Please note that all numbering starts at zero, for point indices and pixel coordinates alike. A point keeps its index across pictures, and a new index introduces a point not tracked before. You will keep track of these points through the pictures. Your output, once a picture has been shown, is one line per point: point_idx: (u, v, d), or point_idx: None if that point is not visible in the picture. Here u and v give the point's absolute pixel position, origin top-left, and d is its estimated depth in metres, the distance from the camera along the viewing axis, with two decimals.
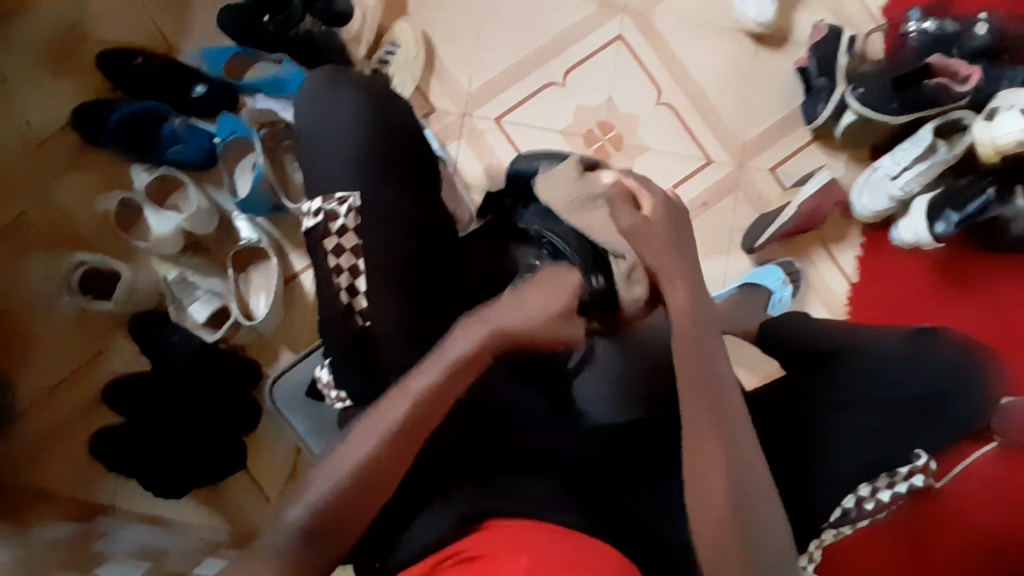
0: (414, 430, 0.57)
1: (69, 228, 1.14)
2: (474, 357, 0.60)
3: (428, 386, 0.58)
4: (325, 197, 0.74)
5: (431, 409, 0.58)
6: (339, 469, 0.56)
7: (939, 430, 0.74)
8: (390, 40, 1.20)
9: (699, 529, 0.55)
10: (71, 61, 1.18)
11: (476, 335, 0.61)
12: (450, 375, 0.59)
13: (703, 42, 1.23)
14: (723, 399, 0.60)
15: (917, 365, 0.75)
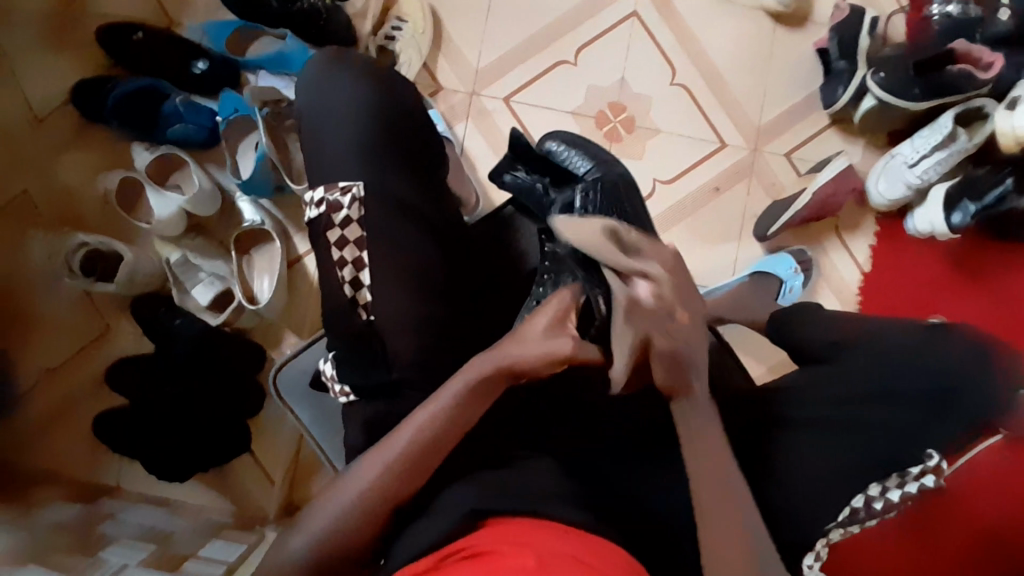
0: (420, 463, 0.59)
1: (70, 208, 1.12)
2: (481, 391, 0.60)
3: (424, 422, 0.60)
4: (328, 187, 0.73)
5: (431, 443, 0.60)
6: (351, 490, 0.59)
7: (946, 425, 0.71)
8: (397, 15, 1.16)
9: None
10: (69, 34, 1.15)
11: (479, 370, 0.60)
12: (455, 408, 0.60)
13: (720, 20, 1.18)
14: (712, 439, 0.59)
15: (922, 363, 0.73)
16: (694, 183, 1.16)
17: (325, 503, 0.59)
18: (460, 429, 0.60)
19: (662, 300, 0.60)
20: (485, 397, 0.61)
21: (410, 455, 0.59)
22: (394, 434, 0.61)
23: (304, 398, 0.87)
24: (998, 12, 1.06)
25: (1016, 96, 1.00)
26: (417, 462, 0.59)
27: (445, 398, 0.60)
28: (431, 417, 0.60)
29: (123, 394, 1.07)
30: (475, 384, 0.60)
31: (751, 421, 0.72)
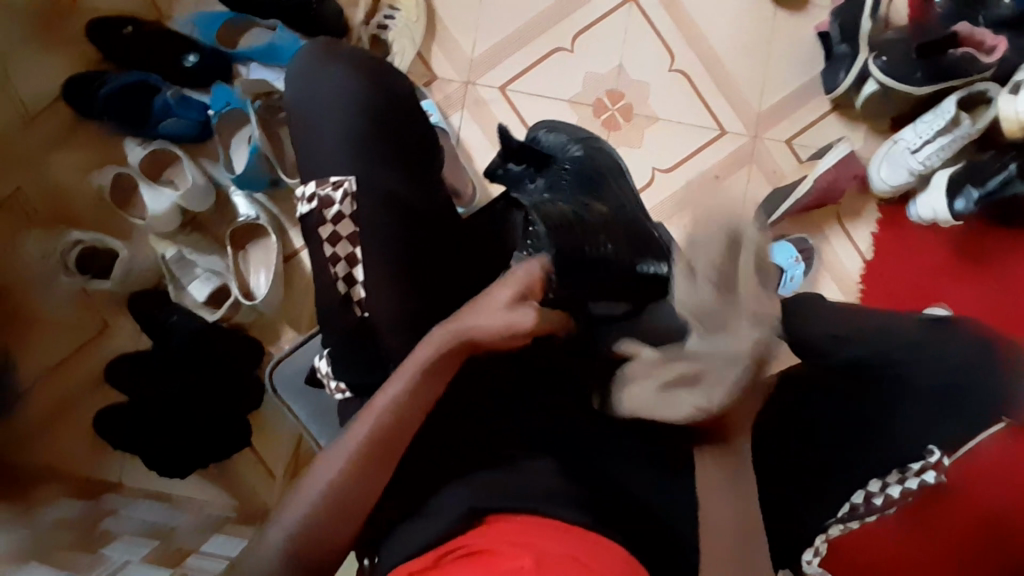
0: (389, 446, 0.59)
1: (65, 204, 1.12)
2: (437, 363, 0.61)
3: (391, 401, 0.60)
4: (319, 182, 0.72)
5: (402, 424, 0.60)
6: (325, 475, 0.58)
7: (953, 423, 0.71)
8: (390, 3, 1.14)
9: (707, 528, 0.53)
10: (59, 27, 1.13)
11: (439, 340, 0.61)
12: (416, 385, 0.60)
13: (720, 4, 1.16)
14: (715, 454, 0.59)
15: (932, 357, 0.73)
16: (694, 172, 1.14)
17: (299, 492, 0.59)
18: (421, 409, 0.60)
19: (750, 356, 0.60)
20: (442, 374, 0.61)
21: (377, 436, 0.59)
22: (360, 415, 0.61)
23: (302, 396, 0.87)
24: None
25: (1021, 80, 0.99)
26: (385, 444, 0.59)
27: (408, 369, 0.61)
28: (391, 396, 0.60)
29: (122, 391, 1.07)
30: (433, 358, 0.61)
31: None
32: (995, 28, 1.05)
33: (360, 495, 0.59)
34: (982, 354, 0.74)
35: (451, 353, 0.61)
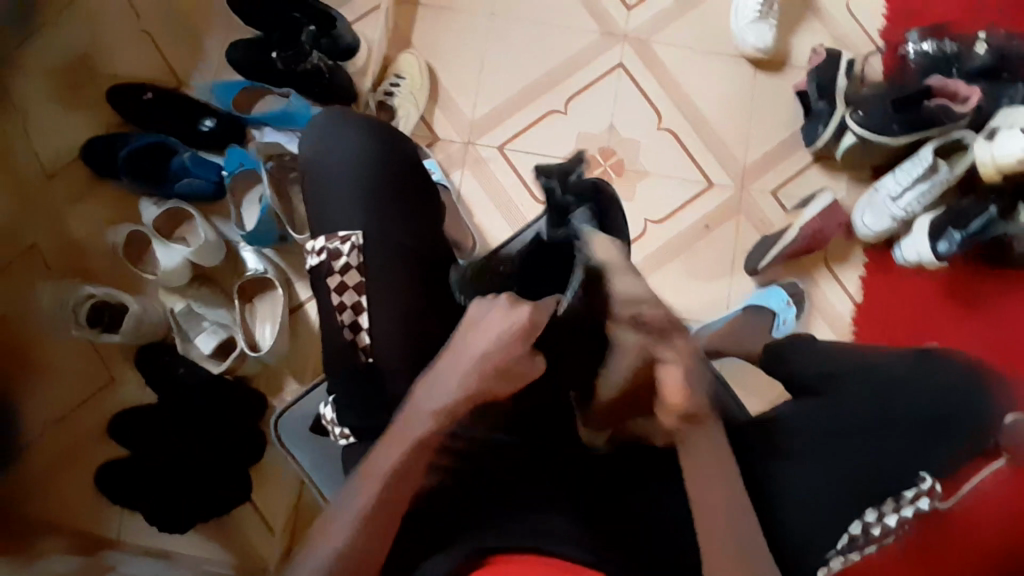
0: (400, 485, 0.60)
1: (78, 259, 1.16)
2: (430, 435, 0.62)
3: (388, 466, 0.60)
4: (329, 236, 0.75)
5: (402, 487, 0.60)
6: (341, 527, 0.58)
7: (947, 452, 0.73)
8: (396, 73, 1.22)
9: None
10: (85, 94, 1.21)
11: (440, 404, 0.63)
12: (414, 452, 0.61)
13: (703, 67, 1.25)
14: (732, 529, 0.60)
15: (919, 382, 0.75)
16: (685, 222, 1.19)
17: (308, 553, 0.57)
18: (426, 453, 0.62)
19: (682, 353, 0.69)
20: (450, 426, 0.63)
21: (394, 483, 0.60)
22: (369, 471, 0.60)
23: (305, 444, 0.87)
24: (975, 46, 1.12)
25: (995, 127, 1.05)
26: (402, 489, 0.60)
27: (412, 431, 0.62)
28: (398, 455, 0.61)
29: (126, 443, 1.07)
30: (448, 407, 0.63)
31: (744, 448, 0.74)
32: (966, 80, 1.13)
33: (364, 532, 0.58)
34: (967, 386, 0.75)
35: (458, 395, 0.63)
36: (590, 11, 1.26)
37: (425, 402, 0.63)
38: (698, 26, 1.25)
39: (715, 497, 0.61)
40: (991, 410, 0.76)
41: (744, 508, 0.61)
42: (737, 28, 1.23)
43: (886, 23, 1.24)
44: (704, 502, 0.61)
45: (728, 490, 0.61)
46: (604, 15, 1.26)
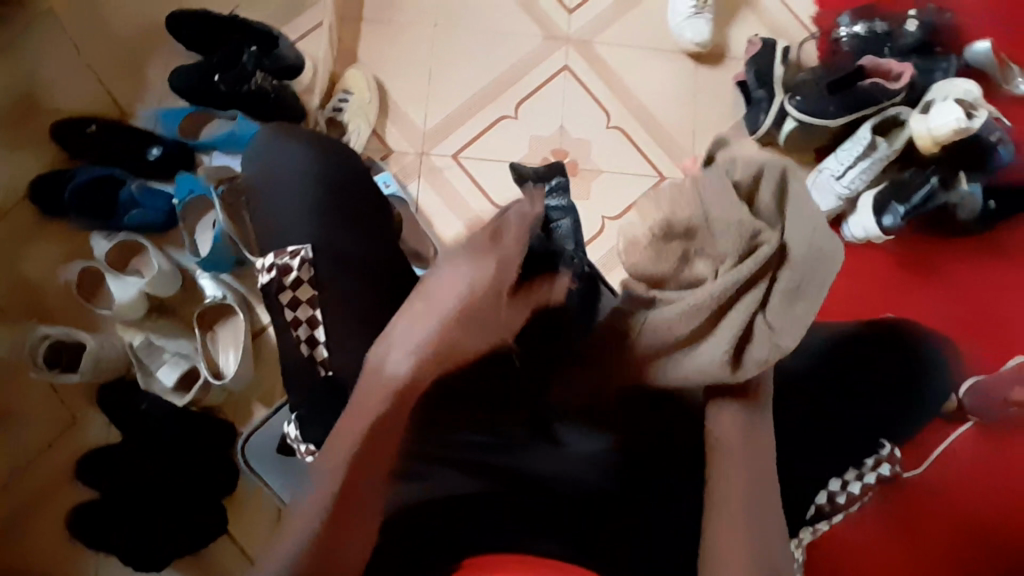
0: (362, 469, 0.58)
1: (31, 300, 1.13)
2: (380, 421, 0.58)
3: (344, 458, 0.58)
4: (278, 252, 0.75)
5: (355, 481, 0.58)
6: (302, 524, 0.56)
7: (898, 428, 0.80)
8: (344, 88, 1.22)
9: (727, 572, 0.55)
10: (23, 132, 1.18)
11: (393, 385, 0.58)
12: (366, 445, 0.58)
13: (645, 65, 1.27)
14: (740, 505, 0.58)
15: (880, 355, 0.79)
16: None
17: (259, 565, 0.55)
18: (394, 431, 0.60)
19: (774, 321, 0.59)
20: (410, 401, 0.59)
21: (352, 468, 0.58)
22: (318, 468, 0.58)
23: (273, 466, 0.87)
24: (907, 24, 1.18)
25: (930, 100, 1.10)
26: (362, 475, 0.58)
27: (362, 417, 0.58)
28: (348, 448, 0.58)
29: (94, 484, 1.04)
30: (414, 378, 0.58)
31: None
32: (900, 58, 1.17)
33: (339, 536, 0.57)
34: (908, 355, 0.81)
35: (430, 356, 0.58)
36: (532, 16, 1.28)
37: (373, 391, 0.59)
38: (639, 25, 1.28)
39: (737, 485, 0.58)
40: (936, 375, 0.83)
41: (760, 497, 0.58)
42: (675, 25, 1.25)
43: (818, 9, 1.28)
44: (716, 494, 0.59)
45: (748, 487, 0.58)
46: (546, 20, 1.28)
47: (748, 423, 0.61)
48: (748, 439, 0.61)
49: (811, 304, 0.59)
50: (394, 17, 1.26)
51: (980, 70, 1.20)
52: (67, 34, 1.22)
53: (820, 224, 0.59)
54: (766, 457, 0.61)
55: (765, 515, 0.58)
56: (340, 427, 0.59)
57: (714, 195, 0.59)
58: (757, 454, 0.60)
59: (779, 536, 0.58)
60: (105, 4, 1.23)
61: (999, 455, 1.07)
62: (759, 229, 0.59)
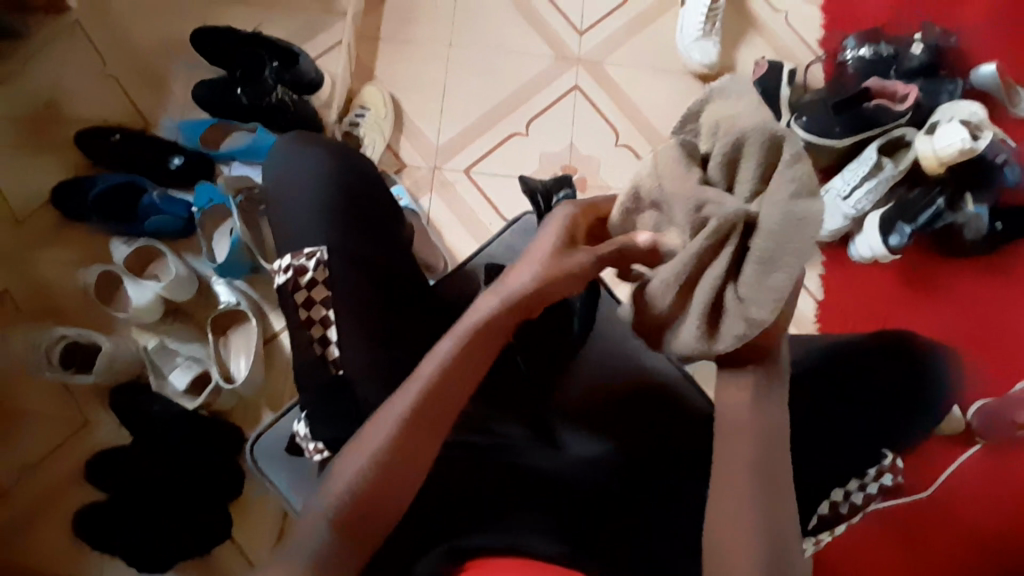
0: (388, 474, 0.55)
1: (50, 302, 1.16)
2: (415, 415, 0.57)
3: (375, 449, 0.56)
4: (294, 254, 0.76)
5: (388, 476, 0.55)
6: (314, 529, 0.53)
7: (906, 441, 0.78)
8: (361, 104, 1.26)
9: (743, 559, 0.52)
10: (50, 139, 1.22)
11: (425, 375, 0.58)
12: (396, 437, 0.56)
13: (654, 85, 1.30)
14: (759, 493, 0.55)
15: (889, 365, 0.78)
16: None
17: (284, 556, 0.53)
18: (430, 423, 0.57)
19: (750, 291, 0.54)
20: (448, 399, 0.58)
21: (374, 470, 0.55)
22: (348, 456, 0.56)
23: (280, 464, 0.87)
24: (912, 47, 1.20)
25: (936, 121, 1.11)
26: (389, 477, 0.55)
27: (394, 409, 0.57)
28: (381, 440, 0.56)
29: (102, 484, 1.05)
30: (449, 372, 0.58)
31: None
32: (905, 79, 1.20)
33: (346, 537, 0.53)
34: (911, 366, 0.78)
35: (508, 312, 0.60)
36: (544, 37, 1.32)
37: (405, 387, 0.58)
38: (648, 47, 1.32)
39: (752, 469, 0.56)
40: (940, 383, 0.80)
41: (770, 485, 0.56)
42: (683, 47, 1.29)
43: (824, 33, 1.31)
44: (723, 486, 0.57)
45: (762, 472, 0.56)
46: (558, 41, 1.32)
47: (760, 406, 0.59)
48: (760, 427, 0.58)
49: (786, 272, 0.52)
50: (410, 36, 1.31)
51: (984, 93, 1.22)
52: (97, 48, 1.27)
53: (798, 186, 0.52)
54: (779, 444, 0.58)
55: (778, 507, 0.55)
56: (365, 429, 0.58)
57: (668, 167, 0.58)
58: (770, 440, 0.58)
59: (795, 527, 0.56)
60: (134, 21, 1.28)
61: (1006, 475, 1.09)
62: (703, 202, 0.55)
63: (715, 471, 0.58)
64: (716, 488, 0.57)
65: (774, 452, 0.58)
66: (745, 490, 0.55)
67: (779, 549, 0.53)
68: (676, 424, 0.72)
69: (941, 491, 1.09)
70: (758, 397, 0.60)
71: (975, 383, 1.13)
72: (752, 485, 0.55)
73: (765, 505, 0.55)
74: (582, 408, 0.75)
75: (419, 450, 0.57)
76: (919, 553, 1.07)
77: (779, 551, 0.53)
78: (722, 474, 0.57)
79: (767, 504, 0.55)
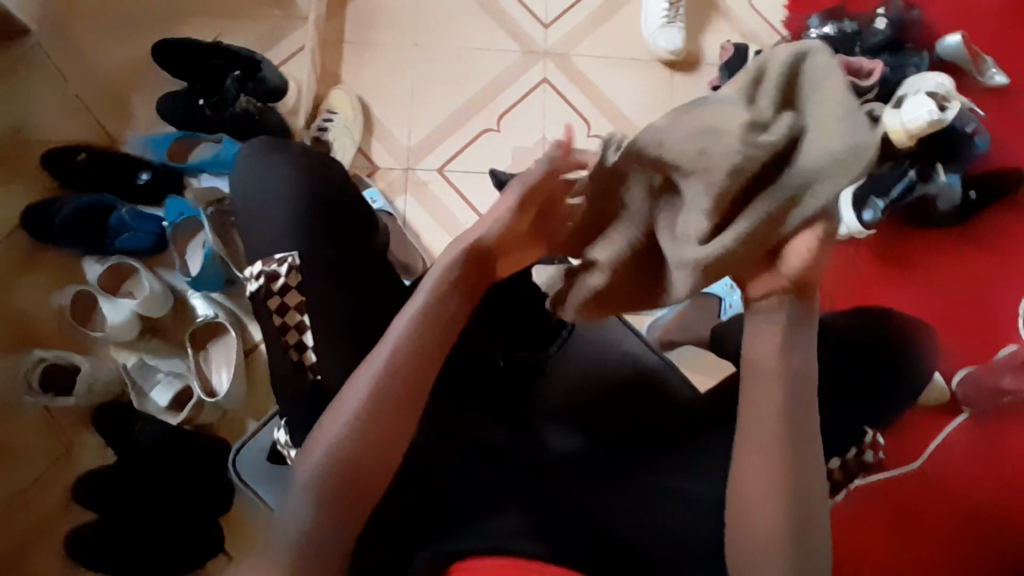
0: (356, 475, 0.52)
1: (28, 327, 1.15)
2: (378, 406, 0.54)
3: (332, 446, 0.52)
4: (265, 260, 0.75)
5: (375, 470, 0.53)
6: (278, 536, 0.51)
7: (886, 415, 0.79)
8: (328, 109, 1.25)
9: (761, 522, 0.52)
10: (16, 165, 1.21)
11: (382, 361, 0.55)
12: (356, 434, 0.53)
13: (623, 73, 1.30)
14: (786, 442, 0.53)
15: (865, 339, 0.78)
16: None
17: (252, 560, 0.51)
18: (397, 414, 0.54)
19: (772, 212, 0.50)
20: (418, 377, 0.55)
21: None
22: (307, 455, 0.53)
23: (265, 478, 0.88)
24: (876, 22, 1.20)
25: (903, 94, 1.11)
26: None
27: (352, 399, 0.54)
28: (339, 436, 0.53)
29: (91, 507, 1.05)
30: (405, 361, 0.55)
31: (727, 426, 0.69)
32: (870, 54, 1.21)
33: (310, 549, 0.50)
34: (883, 342, 0.79)
35: (464, 265, 0.58)
36: (509, 32, 1.31)
37: (360, 375, 0.55)
38: (613, 36, 1.31)
39: (773, 420, 0.53)
40: (915, 358, 0.80)
41: (799, 447, 0.53)
42: (649, 35, 1.28)
43: (788, 13, 1.31)
44: (745, 459, 0.54)
45: (785, 424, 0.53)
46: (522, 35, 1.31)
47: (795, 337, 0.54)
48: (797, 386, 0.54)
49: (813, 202, 0.49)
50: (374, 39, 1.30)
51: (951, 64, 1.22)
52: (59, 70, 1.26)
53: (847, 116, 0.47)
54: (808, 395, 0.54)
55: (806, 476, 0.53)
56: (321, 427, 0.54)
57: (711, 116, 0.51)
58: (800, 391, 0.54)
59: (815, 478, 0.54)
60: (94, 40, 1.27)
61: (991, 441, 1.10)
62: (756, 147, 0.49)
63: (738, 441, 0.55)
64: (738, 464, 0.55)
65: (804, 388, 0.54)
66: (769, 445, 0.53)
67: (803, 523, 0.52)
68: (665, 410, 0.73)
69: (930, 461, 1.10)
70: (789, 338, 0.54)
71: (957, 354, 1.14)
72: (778, 438, 0.53)
73: (785, 459, 0.53)
74: (568, 401, 0.73)
75: (387, 448, 0.54)
76: (909, 523, 1.08)
77: (804, 527, 0.52)
78: (750, 443, 0.54)
79: (792, 459, 0.53)
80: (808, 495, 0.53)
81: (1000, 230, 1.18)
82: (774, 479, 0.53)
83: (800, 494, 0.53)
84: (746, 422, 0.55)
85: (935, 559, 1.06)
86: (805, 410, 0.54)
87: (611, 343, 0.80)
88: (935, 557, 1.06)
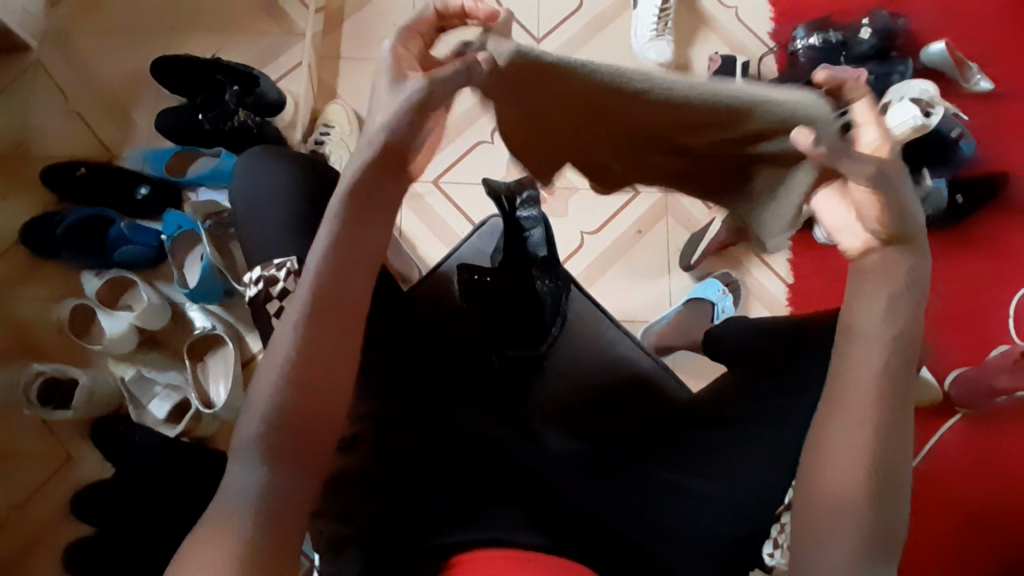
0: (311, 435, 0.50)
1: (25, 340, 1.15)
2: (305, 351, 0.51)
3: (272, 398, 0.49)
4: (264, 265, 0.76)
5: (320, 410, 0.50)
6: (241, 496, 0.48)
7: None
8: (325, 122, 1.27)
9: (830, 484, 0.51)
10: (15, 180, 1.23)
11: (302, 302, 0.52)
12: (285, 380, 0.50)
13: None
14: (873, 404, 0.52)
15: None
16: (618, 231, 1.23)
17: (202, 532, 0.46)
18: (329, 352, 0.51)
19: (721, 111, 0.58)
20: (346, 312, 0.53)
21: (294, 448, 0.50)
22: (247, 410, 0.51)
23: None
24: (860, 32, 1.24)
25: (888, 101, 1.14)
26: None
27: (283, 345, 0.51)
28: (272, 386, 0.50)
29: (90, 518, 1.05)
30: (333, 294, 0.53)
31: (726, 424, 0.67)
32: (856, 63, 1.24)
33: (278, 503, 0.47)
34: None
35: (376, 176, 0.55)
36: None
37: (285, 320, 0.52)
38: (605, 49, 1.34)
39: (870, 388, 0.52)
40: None
41: (892, 414, 0.52)
42: (638, 47, 1.31)
43: (774, 24, 1.34)
44: (829, 438, 0.53)
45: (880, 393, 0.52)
46: None
47: (891, 309, 0.54)
48: (896, 351, 0.53)
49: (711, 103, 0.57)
50: (369, 54, 1.32)
51: (936, 71, 1.25)
52: (59, 85, 1.28)
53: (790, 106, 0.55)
54: (910, 360, 0.53)
55: (892, 449, 0.51)
56: (257, 377, 0.51)
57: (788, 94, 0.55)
58: (900, 358, 0.53)
59: (904, 441, 0.52)
60: (92, 57, 1.29)
61: (988, 442, 1.11)
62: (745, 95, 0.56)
63: (821, 418, 0.54)
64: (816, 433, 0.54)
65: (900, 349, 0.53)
66: (857, 405, 0.52)
67: (885, 487, 0.50)
68: (662, 410, 0.72)
69: (927, 461, 1.10)
70: (890, 305, 0.54)
71: (950, 355, 1.15)
72: (865, 403, 0.52)
73: (873, 423, 0.51)
74: (562, 404, 0.75)
75: (329, 379, 0.51)
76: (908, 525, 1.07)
77: (886, 498, 0.50)
78: (836, 410, 0.53)
79: (880, 422, 0.51)
80: (892, 458, 0.51)
81: (988, 232, 1.20)
82: (844, 443, 0.52)
83: (888, 460, 0.51)
84: (836, 395, 0.53)
85: (935, 560, 1.06)
86: (909, 376, 0.53)
87: (604, 348, 0.81)
88: (935, 557, 1.06)
